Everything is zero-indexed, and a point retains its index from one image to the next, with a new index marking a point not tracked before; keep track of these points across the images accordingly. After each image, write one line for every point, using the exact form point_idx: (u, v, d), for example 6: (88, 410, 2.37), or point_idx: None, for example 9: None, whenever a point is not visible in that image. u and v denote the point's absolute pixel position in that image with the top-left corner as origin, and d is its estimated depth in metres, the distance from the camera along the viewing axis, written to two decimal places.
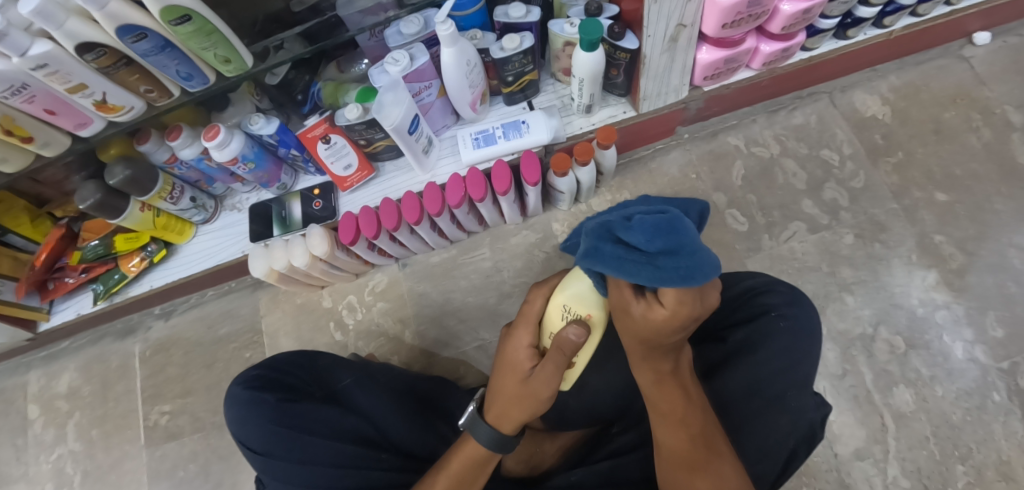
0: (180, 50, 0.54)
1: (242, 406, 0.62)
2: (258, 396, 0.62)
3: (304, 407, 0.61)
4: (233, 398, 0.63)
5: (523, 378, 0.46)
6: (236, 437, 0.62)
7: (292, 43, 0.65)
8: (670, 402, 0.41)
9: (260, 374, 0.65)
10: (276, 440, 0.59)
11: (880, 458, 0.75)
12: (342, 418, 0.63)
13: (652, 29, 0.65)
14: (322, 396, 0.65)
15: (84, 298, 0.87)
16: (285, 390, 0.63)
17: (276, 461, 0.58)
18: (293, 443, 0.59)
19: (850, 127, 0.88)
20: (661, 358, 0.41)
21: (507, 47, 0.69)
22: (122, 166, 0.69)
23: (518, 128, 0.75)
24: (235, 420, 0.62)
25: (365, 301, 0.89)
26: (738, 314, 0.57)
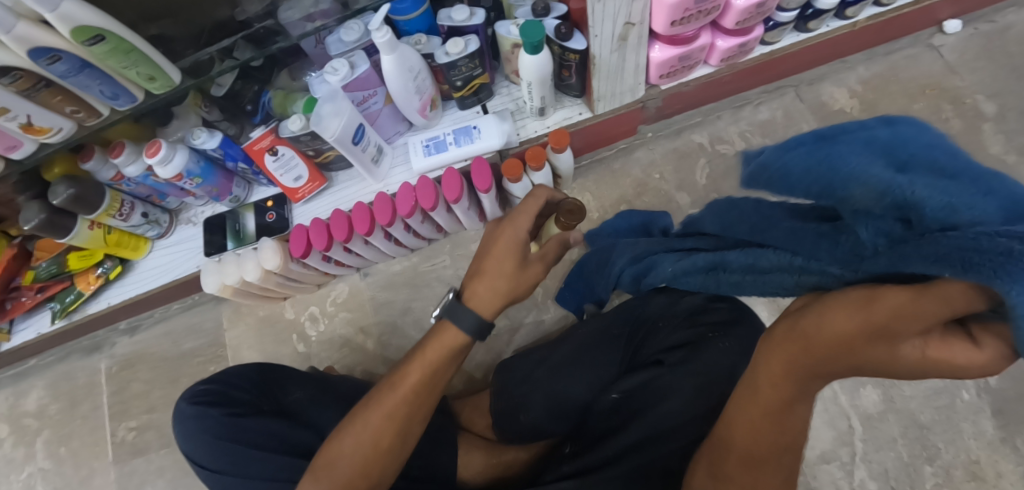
0: (100, 70, 0.52)
1: (190, 422, 0.61)
2: (203, 411, 0.61)
3: (253, 422, 0.60)
4: (181, 413, 0.63)
5: (522, 263, 0.49)
6: (186, 451, 0.62)
7: (240, 49, 0.64)
8: (785, 430, 0.30)
9: (208, 388, 0.64)
10: (226, 457, 0.59)
11: (847, 461, 0.73)
12: (287, 433, 0.61)
13: (598, 29, 0.63)
14: (272, 410, 0.64)
15: (43, 317, 0.86)
16: (233, 404, 0.62)
17: (227, 477, 0.59)
18: (243, 459, 0.59)
19: (817, 122, 0.86)
20: (808, 383, 0.27)
21: (451, 51, 0.66)
22: (65, 185, 0.68)
23: (469, 134, 0.74)
24: (183, 435, 0.62)
25: (327, 311, 0.88)
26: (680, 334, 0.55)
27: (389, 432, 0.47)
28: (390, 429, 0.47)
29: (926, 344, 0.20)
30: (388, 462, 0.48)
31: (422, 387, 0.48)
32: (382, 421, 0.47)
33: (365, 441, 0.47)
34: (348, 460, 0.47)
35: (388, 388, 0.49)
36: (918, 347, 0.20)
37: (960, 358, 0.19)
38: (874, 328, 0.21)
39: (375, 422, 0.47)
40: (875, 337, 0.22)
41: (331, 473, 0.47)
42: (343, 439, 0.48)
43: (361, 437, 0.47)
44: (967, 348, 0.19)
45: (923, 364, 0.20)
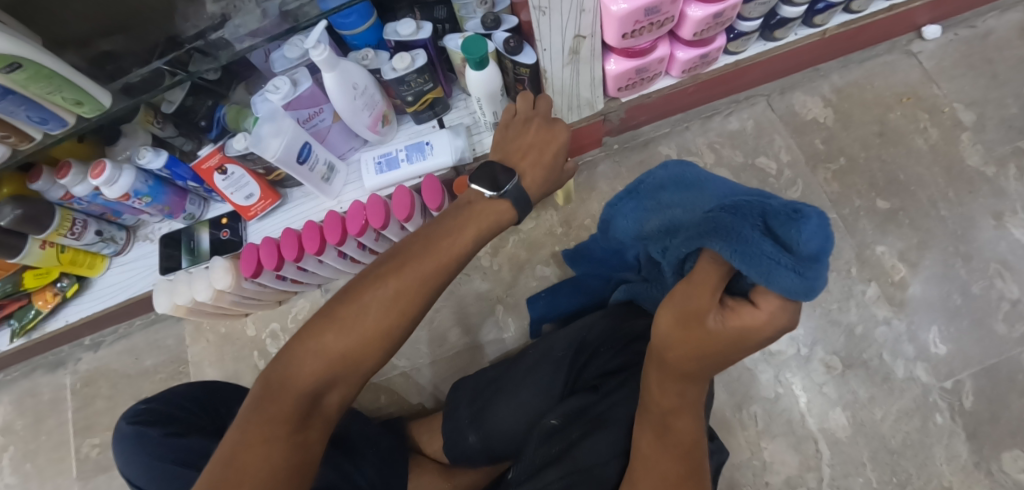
0: (25, 95, 0.50)
1: (129, 443, 0.60)
2: (142, 431, 0.59)
3: (191, 441, 0.58)
4: (122, 434, 0.61)
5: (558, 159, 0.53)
6: (127, 475, 0.60)
7: (195, 63, 0.60)
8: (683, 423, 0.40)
9: (148, 407, 0.63)
10: (168, 478, 0.57)
11: (813, 486, 0.71)
12: None
13: (547, 42, 0.61)
14: (215, 429, 0.62)
15: (3, 334, 0.85)
16: (173, 424, 0.60)
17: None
18: (182, 482, 0.57)
19: (788, 132, 0.83)
20: (686, 386, 0.39)
21: (398, 67, 0.64)
22: (11, 205, 0.66)
23: (421, 150, 0.72)
24: (122, 456, 0.60)
25: (288, 328, 0.88)
26: (617, 360, 0.54)
27: (417, 293, 0.38)
28: (419, 287, 0.38)
29: (726, 312, 0.34)
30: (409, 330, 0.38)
31: (462, 249, 0.41)
32: (412, 281, 0.38)
33: (387, 302, 0.37)
34: (370, 318, 0.36)
35: (418, 247, 0.40)
36: (726, 318, 0.34)
37: (746, 317, 0.33)
38: (692, 312, 0.35)
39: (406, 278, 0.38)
40: (687, 326, 0.36)
41: (345, 330, 0.36)
42: (357, 297, 0.37)
43: (385, 296, 0.37)
44: (753, 311, 0.33)
45: (731, 330, 0.34)
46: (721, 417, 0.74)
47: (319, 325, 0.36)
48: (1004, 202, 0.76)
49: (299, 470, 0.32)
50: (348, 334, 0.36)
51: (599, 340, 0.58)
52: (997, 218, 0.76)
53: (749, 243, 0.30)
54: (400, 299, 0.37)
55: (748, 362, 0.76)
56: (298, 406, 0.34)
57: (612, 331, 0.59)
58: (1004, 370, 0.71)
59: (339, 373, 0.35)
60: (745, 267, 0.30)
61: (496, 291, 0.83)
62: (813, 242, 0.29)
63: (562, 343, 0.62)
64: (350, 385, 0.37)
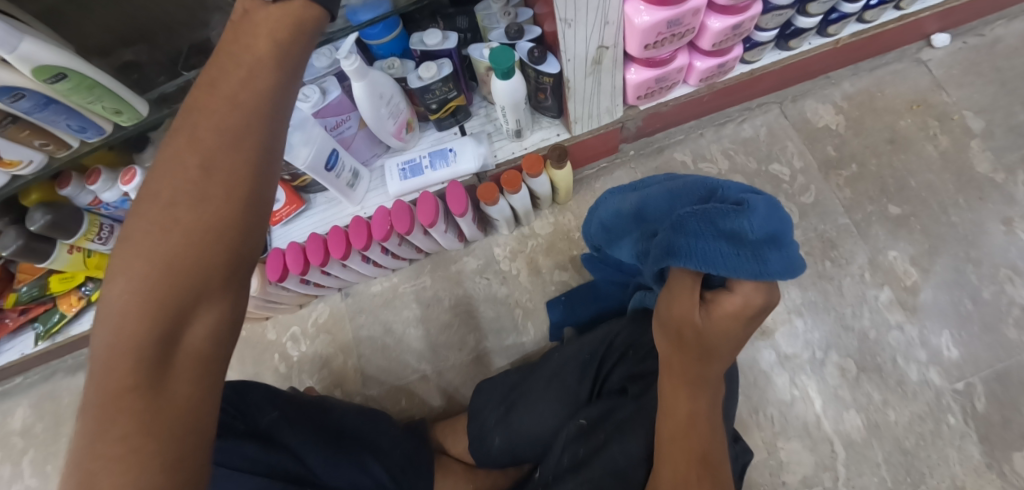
0: (66, 105, 0.52)
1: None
2: None
3: (226, 444, 0.60)
4: None
5: None
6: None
7: None
8: (694, 428, 0.40)
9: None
10: None
11: (829, 486, 0.72)
12: (259, 454, 0.61)
13: (571, 53, 0.62)
14: (245, 430, 0.63)
15: (27, 338, 0.86)
16: None
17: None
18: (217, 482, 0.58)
19: (801, 139, 0.85)
20: (698, 390, 0.41)
21: (424, 76, 0.66)
22: (42, 211, 0.68)
23: (445, 157, 0.74)
24: None
25: (309, 332, 0.88)
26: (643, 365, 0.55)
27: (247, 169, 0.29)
28: (239, 160, 0.29)
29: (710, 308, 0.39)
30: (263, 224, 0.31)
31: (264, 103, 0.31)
32: (232, 156, 0.29)
33: (204, 192, 0.28)
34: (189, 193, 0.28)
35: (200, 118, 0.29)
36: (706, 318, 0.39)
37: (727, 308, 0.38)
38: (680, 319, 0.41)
39: (209, 160, 0.29)
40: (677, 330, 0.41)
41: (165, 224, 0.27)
42: (154, 203, 0.28)
43: (188, 192, 0.28)
44: (730, 297, 0.38)
45: (717, 320, 0.39)
46: (738, 418, 0.76)
47: (126, 253, 0.27)
48: (1012, 208, 0.78)
49: (181, 419, 0.26)
50: (168, 245, 0.27)
51: (629, 343, 0.59)
52: (1006, 223, 0.78)
53: (705, 248, 0.36)
54: (228, 192, 0.29)
55: (764, 365, 0.77)
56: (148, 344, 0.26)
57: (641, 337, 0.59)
58: (1014, 373, 0.73)
59: (188, 292, 0.27)
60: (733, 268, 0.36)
61: (514, 295, 0.84)
62: (763, 227, 0.36)
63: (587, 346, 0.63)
64: (218, 303, 0.28)
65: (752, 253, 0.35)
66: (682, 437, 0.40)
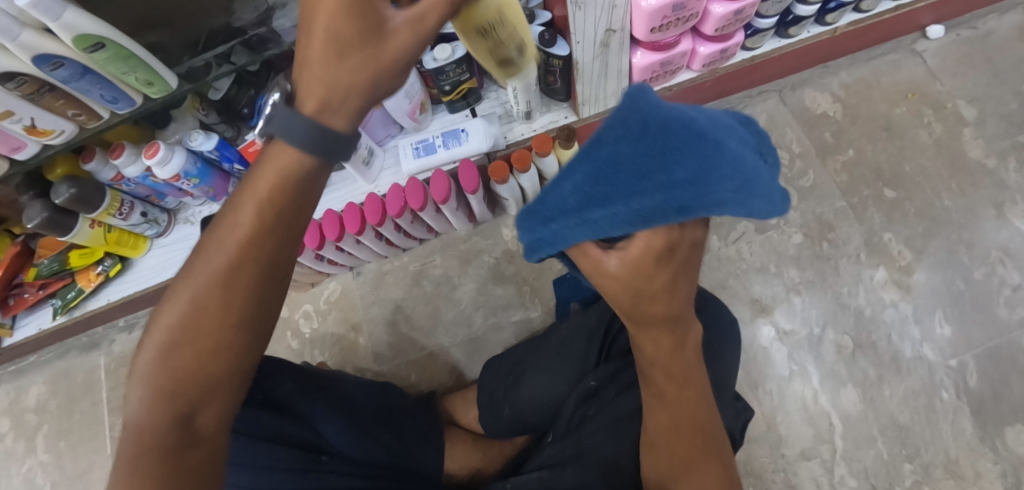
0: (102, 75, 0.55)
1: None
2: None
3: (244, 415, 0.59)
4: None
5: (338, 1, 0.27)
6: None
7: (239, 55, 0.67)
8: (683, 386, 0.40)
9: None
10: None
11: (827, 458, 0.75)
12: (277, 424, 0.60)
13: (580, 35, 0.65)
14: (261, 400, 0.62)
15: (45, 313, 0.89)
16: None
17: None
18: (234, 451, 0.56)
19: (800, 125, 0.88)
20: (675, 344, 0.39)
21: (439, 57, 0.69)
22: (67, 184, 0.70)
23: (458, 137, 0.76)
24: None
25: (320, 309, 0.91)
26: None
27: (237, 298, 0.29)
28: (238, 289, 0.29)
29: (619, 252, 0.33)
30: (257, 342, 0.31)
31: (270, 219, 0.29)
32: (220, 272, 0.29)
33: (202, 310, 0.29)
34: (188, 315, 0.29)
35: (212, 230, 0.29)
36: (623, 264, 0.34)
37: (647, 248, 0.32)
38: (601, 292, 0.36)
39: (203, 284, 0.29)
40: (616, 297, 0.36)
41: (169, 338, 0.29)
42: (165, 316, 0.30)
43: (186, 312, 0.29)
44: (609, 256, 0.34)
45: (631, 264, 0.33)
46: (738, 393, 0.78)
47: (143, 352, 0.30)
48: (1004, 193, 0.81)
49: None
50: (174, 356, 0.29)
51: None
52: (997, 208, 0.80)
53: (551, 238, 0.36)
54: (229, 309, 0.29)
55: (764, 342, 0.80)
56: (160, 441, 0.29)
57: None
58: (1005, 351, 0.76)
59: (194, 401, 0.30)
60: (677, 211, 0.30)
61: (522, 273, 0.87)
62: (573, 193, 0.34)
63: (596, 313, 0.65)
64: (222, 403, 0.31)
65: (579, 216, 0.33)
66: (670, 424, 0.40)
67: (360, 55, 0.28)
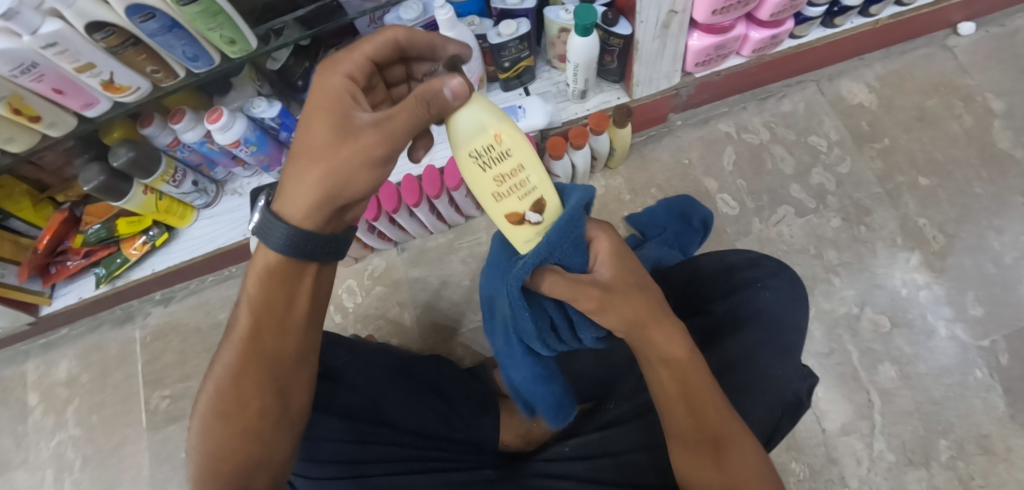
0: (187, 31, 0.55)
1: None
2: None
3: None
4: None
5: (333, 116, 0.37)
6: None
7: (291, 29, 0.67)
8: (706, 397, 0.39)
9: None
10: None
11: (866, 433, 0.77)
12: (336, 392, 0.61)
13: (645, 15, 0.65)
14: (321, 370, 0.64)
15: (86, 282, 0.89)
16: None
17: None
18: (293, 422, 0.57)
19: (837, 114, 0.91)
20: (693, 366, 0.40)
21: (504, 33, 0.70)
22: (126, 148, 0.70)
23: (515, 113, 0.78)
24: None
25: (364, 284, 0.91)
26: (724, 286, 0.58)
27: (257, 383, 0.42)
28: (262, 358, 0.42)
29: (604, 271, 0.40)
30: (277, 412, 0.42)
31: (267, 296, 0.42)
32: (246, 347, 0.42)
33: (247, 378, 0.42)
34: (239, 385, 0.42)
35: (229, 341, 0.43)
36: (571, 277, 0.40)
37: (460, 102, 0.36)
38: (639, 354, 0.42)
39: (226, 378, 0.42)
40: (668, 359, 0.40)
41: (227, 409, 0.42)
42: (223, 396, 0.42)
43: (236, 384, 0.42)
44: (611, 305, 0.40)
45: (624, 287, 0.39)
46: None
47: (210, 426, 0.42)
48: None
49: None
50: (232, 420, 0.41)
51: (699, 272, 0.62)
52: None
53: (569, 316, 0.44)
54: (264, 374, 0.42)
55: None
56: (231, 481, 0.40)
57: (712, 264, 0.61)
58: None
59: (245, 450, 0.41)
60: (558, 256, 0.40)
61: None
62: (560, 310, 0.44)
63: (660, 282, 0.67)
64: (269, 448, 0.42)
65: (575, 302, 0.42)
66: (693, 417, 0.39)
67: (330, 146, 0.36)
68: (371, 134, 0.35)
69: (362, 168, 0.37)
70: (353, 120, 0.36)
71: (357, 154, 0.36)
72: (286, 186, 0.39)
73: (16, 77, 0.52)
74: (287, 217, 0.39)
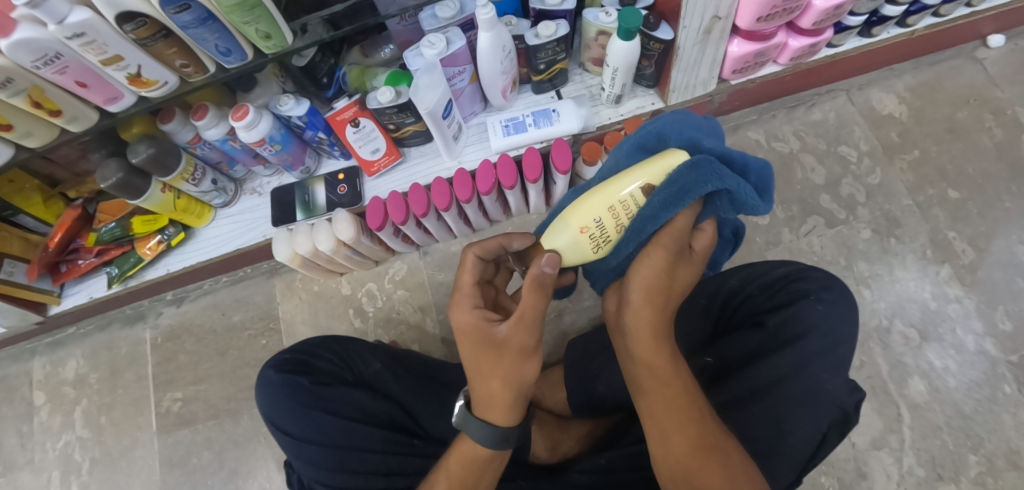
0: (221, 23, 0.52)
1: (274, 389, 0.59)
2: (291, 379, 0.59)
3: (337, 391, 0.59)
4: (266, 381, 0.60)
5: (476, 332, 0.40)
6: (268, 419, 0.59)
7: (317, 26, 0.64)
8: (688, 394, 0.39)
9: (291, 357, 0.63)
10: (309, 425, 0.56)
11: (896, 447, 0.76)
12: (371, 405, 0.59)
13: (688, 21, 0.63)
14: (354, 381, 0.62)
15: (97, 282, 0.86)
16: (318, 373, 0.61)
17: (305, 444, 0.55)
18: (329, 428, 0.56)
19: (867, 125, 0.90)
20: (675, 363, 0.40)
21: (542, 34, 0.68)
22: (145, 144, 0.66)
23: (548, 117, 0.77)
24: (265, 402, 0.59)
25: (385, 289, 0.90)
26: (774, 299, 0.56)
27: None
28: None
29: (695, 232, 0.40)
30: None
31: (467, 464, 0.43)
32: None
33: None
34: None
35: None
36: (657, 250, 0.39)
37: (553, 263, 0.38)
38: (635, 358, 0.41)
39: None
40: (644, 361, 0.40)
41: None
42: None
43: None
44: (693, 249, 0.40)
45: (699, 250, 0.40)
46: None
47: None
48: None
49: None
50: None
51: (747, 285, 0.61)
52: None
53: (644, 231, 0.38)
54: None
55: None
56: None
57: (758, 278, 0.60)
58: None
59: None
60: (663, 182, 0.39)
61: None
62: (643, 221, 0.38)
63: (704, 291, 0.66)
64: None
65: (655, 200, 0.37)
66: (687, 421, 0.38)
67: (489, 359, 0.39)
68: (518, 336, 0.38)
69: (527, 363, 0.39)
70: (495, 335, 0.39)
71: (517, 355, 0.39)
72: (478, 394, 0.42)
73: (38, 68, 0.49)
74: (489, 420, 0.42)
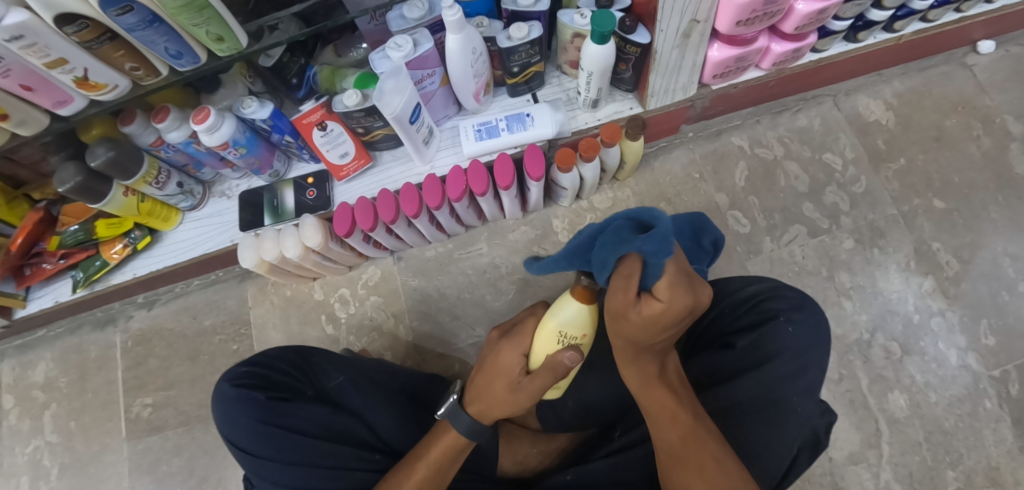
0: (170, 25, 0.50)
1: (231, 405, 0.57)
2: (246, 394, 0.57)
3: (295, 407, 0.57)
4: (222, 396, 0.59)
5: (511, 383, 0.49)
6: (225, 436, 0.57)
7: (287, 24, 0.62)
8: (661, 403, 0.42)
9: (249, 370, 0.61)
10: (265, 442, 0.55)
11: (873, 462, 0.75)
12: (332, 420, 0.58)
13: (665, 24, 0.61)
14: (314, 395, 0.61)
15: (63, 285, 0.84)
16: (276, 388, 0.59)
17: (263, 461, 0.54)
18: (286, 445, 0.55)
19: (853, 131, 0.88)
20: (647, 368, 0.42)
21: (514, 36, 0.65)
22: (104, 147, 0.63)
23: (522, 121, 0.74)
24: (220, 419, 0.57)
25: (358, 294, 0.88)
26: (746, 318, 0.54)
27: None
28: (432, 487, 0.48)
29: (641, 301, 0.36)
30: None
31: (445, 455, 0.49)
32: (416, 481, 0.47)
33: None
34: None
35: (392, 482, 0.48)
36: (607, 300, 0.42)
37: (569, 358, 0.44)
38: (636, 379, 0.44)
39: None
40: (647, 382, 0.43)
41: None
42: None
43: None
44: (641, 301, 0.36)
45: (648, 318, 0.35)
46: None
47: None
48: None
49: None
50: None
51: (719, 302, 0.59)
52: None
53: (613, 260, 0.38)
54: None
55: None
56: None
57: (732, 295, 0.58)
58: None
59: None
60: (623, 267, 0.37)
61: None
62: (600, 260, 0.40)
63: None
64: None
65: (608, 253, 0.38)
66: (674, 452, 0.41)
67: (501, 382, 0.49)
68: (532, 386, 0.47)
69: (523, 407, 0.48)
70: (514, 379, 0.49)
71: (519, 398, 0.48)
72: (479, 392, 0.51)
73: None
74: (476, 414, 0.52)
